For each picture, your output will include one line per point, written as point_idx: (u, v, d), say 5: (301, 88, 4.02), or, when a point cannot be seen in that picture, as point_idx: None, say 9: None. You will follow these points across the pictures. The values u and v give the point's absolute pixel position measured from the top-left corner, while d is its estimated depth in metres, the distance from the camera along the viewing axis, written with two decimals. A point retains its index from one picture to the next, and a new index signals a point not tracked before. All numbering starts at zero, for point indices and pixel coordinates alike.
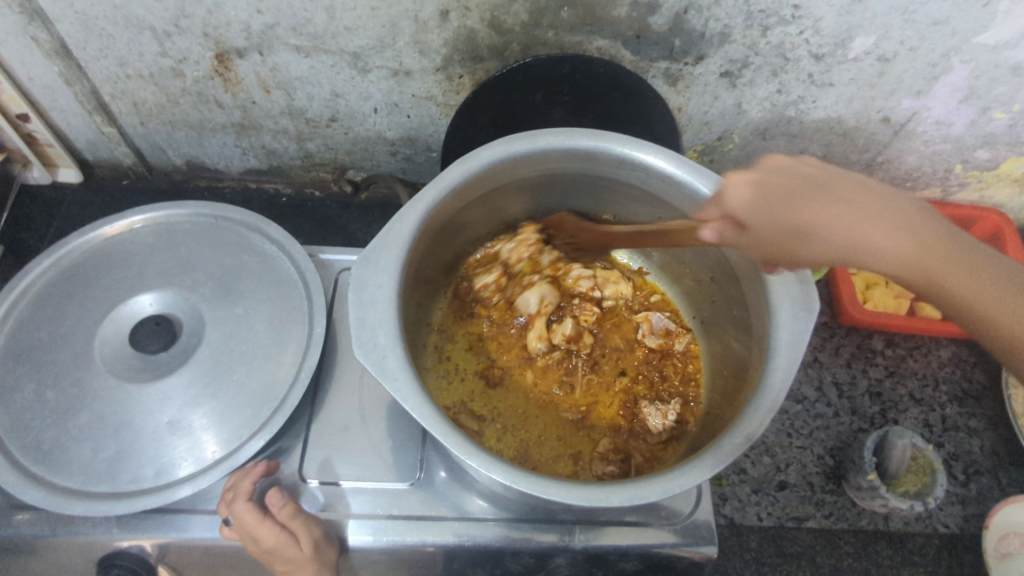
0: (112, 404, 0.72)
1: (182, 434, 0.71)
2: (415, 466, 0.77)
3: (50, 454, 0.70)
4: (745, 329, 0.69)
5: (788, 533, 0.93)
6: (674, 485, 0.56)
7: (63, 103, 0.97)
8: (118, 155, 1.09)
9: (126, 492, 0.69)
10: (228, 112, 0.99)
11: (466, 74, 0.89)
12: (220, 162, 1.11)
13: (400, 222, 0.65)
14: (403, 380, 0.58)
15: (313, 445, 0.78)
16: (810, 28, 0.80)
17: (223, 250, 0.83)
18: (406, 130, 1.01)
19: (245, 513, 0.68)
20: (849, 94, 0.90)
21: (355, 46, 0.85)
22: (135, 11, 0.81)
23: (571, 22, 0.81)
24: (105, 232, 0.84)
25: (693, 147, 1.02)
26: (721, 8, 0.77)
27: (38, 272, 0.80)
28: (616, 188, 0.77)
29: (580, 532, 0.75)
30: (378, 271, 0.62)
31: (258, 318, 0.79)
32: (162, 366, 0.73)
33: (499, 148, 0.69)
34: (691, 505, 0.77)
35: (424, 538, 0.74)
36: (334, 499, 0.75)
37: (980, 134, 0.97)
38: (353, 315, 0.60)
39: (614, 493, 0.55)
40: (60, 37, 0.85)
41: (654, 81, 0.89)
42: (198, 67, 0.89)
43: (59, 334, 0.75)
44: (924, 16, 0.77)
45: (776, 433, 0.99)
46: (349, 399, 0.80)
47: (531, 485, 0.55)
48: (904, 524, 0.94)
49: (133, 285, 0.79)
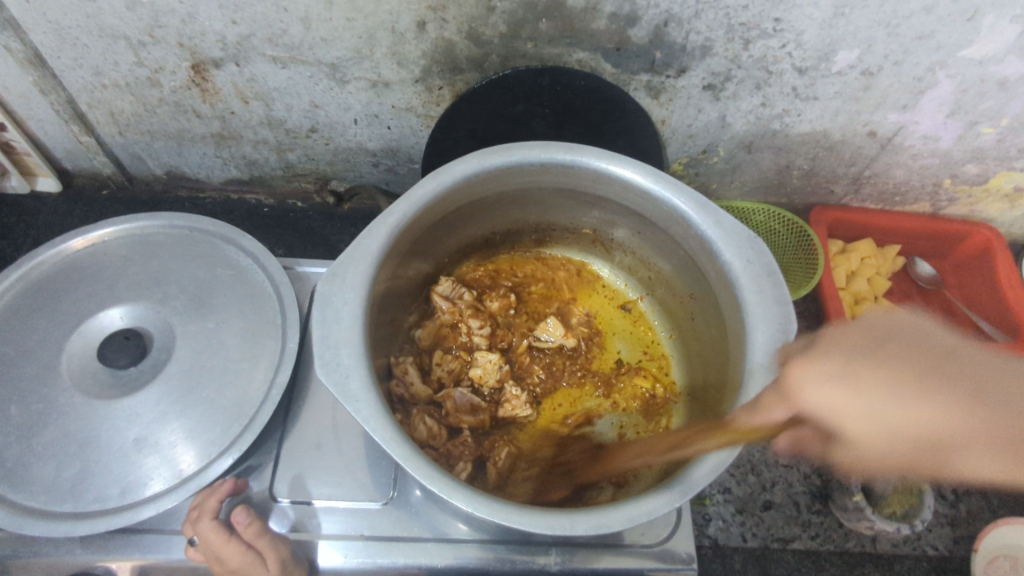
0: (77, 421, 0.70)
1: (148, 452, 0.70)
2: (389, 484, 0.76)
3: (13, 472, 0.68)
4: (723, 350, 0.68)
5: (773, 554, 0.91)
6: (643, 514, 0.54)
7: (40, 113, 0.96)
8: (98, 164, 1.08)
9: (91, 512, 0.67)
10: (207, 123, 0.98)
11: (445, 85, 0.88)
12: (201, 172, 1.10)
13: (369, 237, 0.63)
14: (365, 401, 0.56)
15: (284, 463, 0.76)
16: (793, 41, 0.78)
17: (197, 262, 0.82)
18: (387, 141, 0.99)
19: (211, 533, 0.67)
20: (834, 108, 0.89)
21: (332, 57, 0.84)
22: (108, 21, 0.79)
23: (550, 34, 0.79)
24: (78, 243, 0.82)
25: (678, 159, 1.00)
26: (702, 20, 0.76)
27: (8, 284, 0.79)
28: (596, 203, 0.76)
29: (557, 554, 0.74)
30: (344, 288, 0.61)
31: (230, 332, 0.77)
32: (130, 381, 0.72)
33: (473, 162, 0.68)
34: (670, 528, 0.76)
35: (396, 559, 0.73)
36: (305, 519, 0.74)
37: (969, 148, 0.95)
38: (317, 333, 0.58)
39: (578, 520, 0.53)
40: (33, 46, 0.84)
41: (635, 93, 0.88)
42: (175, 77, 0.88)
43: (27, 349, 0.74)
44: (908, 30, 0.76)
45: (762, 452, 0.97)
46: (321, 416, 0.79)
47: (494, 512, 0.53)
48: (892, 546, 0.92)
49: (103, 298, 0.78)
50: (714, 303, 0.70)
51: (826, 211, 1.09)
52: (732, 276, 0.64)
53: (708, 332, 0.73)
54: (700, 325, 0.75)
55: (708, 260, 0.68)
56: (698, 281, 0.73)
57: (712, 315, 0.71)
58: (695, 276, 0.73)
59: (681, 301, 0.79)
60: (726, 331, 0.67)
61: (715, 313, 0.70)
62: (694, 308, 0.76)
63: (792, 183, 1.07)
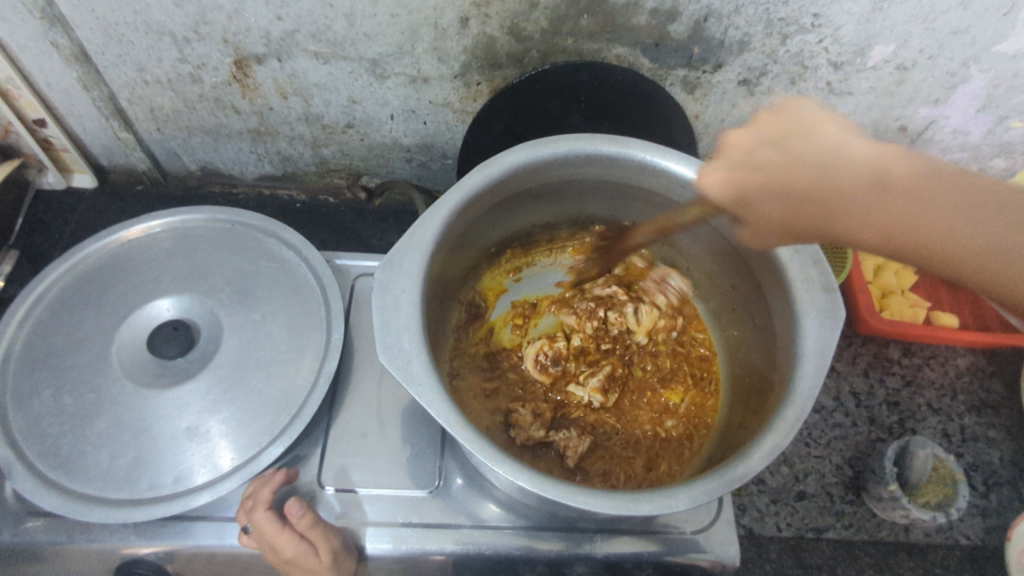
0: (130, 409, 0.71)
1: (200, 441, 0.70)
2: (433, 473, 0.77)
3: (68, 460, 0.69)
4: (769, 336, 0.69)
5: (808, 544, 0.92)
6: (703, 494, 0.55)
7: (80, 109, 0.97)
8: (133, 160, 1.09)
9: (145, 499, 0.68)
10: (244, 118, 0.99)
11: (484, 81, 0.89)
12: (235, 168, 1.11)
13: (423, 226, 0.64)
14: (428, 385, 0.57)
15: (331, 451, 0.77)
16: (830, 36, 0.80)
17: (241, 255, 0.83)
18: (422, 136, 1.01)
19: (265, 522, 0.68)
20: (867, 103, 0.90)
21: (374, 52, 0.85)
22: (156, 17, 0.81)
23: (591, 30, 0.81)
24: (123, 236, 0.84)
25: (709, 154, 1.02)
26: (742, 16, 0.77)
27: (56, 276, 0.80)
28: (637, 195, 0.77)
29: (601, 540, 0.75)
30: (401, 275, 0.62)
31: (276, 323, 0.78)
32: (180, 371, 0.73)
33: (522, 153, 0.69)
34: (711, 515, 0.77)
35: (442, 546, 0.73)
36: (353, 506, 0.74)
37: (997, 143, 0.97)
38: (377, 319, 0.59)
39: (642, 501, 0.54)
40: (79, 42, 0.85)
41: (671, 88, 0.89)
42: (217, 73, 0.90)
43: (78, 339, 0.75)
44: (944, 25, 0.77)
45: (794, 444, 0.98)
46: (366, 405, 0.80)
47: (559, 492, 0.54)
48: (924, 535, 0.93)
49: (151, 290, 0.79)
50: (758, 293, 0.71)
51: None
52: (778, 265, 0.66)
53: (751, 322, 0.74)
54: (743, 315, 0.76)
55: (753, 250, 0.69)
56: (741, 272, 0.74)
57: (755, 305, 0.73)
58: (736, 265, 0.74)
59: (721, 291, 0.80)
60: (771, 319, 0.69)
61: (759, 302, 0.71)
62: (736, 298, 0.77)
63: None
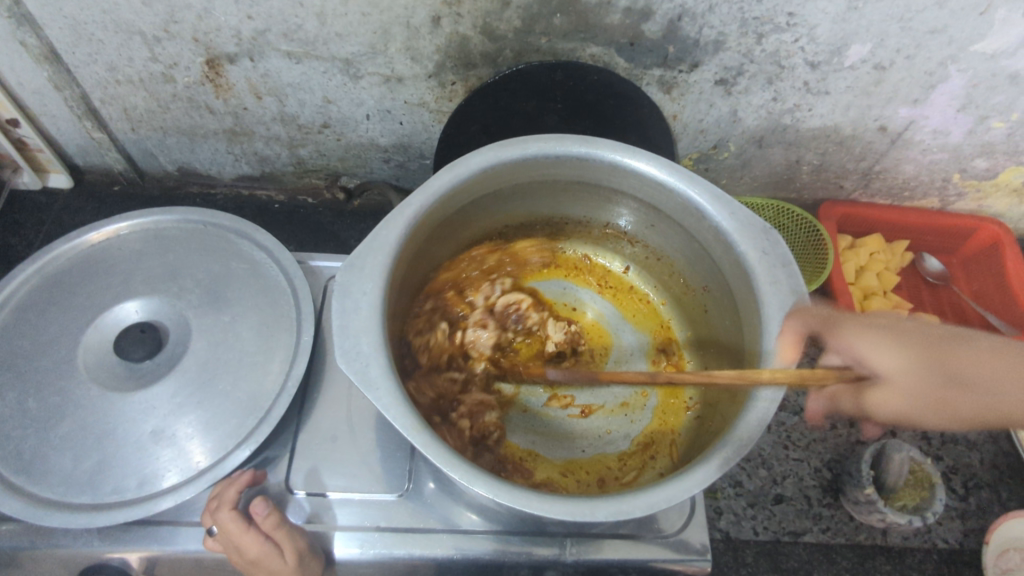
0: (94, 413, 0.70)
1: (165, 444, 0.70)
2: (403, 476, 0.76)
3: (31, 464, 0.68)
4: (738, 340, 0.68)
5: (785, 548, 0.91)
6: (661, 501, 0.54)
7: (52, 108, 0.96)
8: (109, 161, 1.08)
9: (108, 503, 0.67)
10: (219, 119, 0.98)
11: (459, 81, 0.88)
12: (213, 168, 1.10)
13: (387, 228, 0.64)
14: (386, 389, 0.57)
15: (300, 455, 0.76)
16: (806, 36, 0.79)
17: (211, 256, 0.82)
18: (399, 136, 1.00)
19: (231, 523, 0.67)
20: (845, 103, 0.89)
21: (346, 52, 0.84)
22: (124, 16, 0.80)
23: (564, 29, 0.80)
24: (91, 238, 0.83)
25: (689, 155, 1.01)
26: (715, 15, 0.76)
27: (23, 278, 0.79)
28: (608, 197, 0.77)
29: (571, 545, 0.74)
30: (362, 278, 0.61)
31: (245, 325, 0.78)
32: (146, 374, 0.72)
33: (488, 154, 0.68)
34: (683, 519, 0.76)
35: (411, 550, 0.73)
36: (321, 510, 0.74)
37: (978, 143, 0.96)
38: (336, 322, 0.58)
39: (600, 507, 0.54)
40: (49, 42, 0.84)
41: (648, 88, 0.88)
42: (189, 72, 0.89)
43: (43, 342, 0.74)
44: (921, 24, 0.76)
45: (773, 446, 0.97)
46: (336, 409, 0.79)
47: (515, 498, 0.54)
48: (903, 539, 0.92)
49: (118, 292, 0.78)
50: (728, 297, 0.71)
51: (835, 207, 1.10)
52: (747, 267, 0.65)
53: (722, 325, 0.73)
54: (715, 318, 0.75)
55: (722, 252, 0.69)
56: (712, 275, 0.73)
57: (726, 309, 0.72)
58: (708, 268, 0.73)
59: (693, 295, 0.79)
60: (741, 323, 0.68)
61: (729, 306, 0.71)
62: (708, 302, 0.76)
63: (801, 179, 1.07)
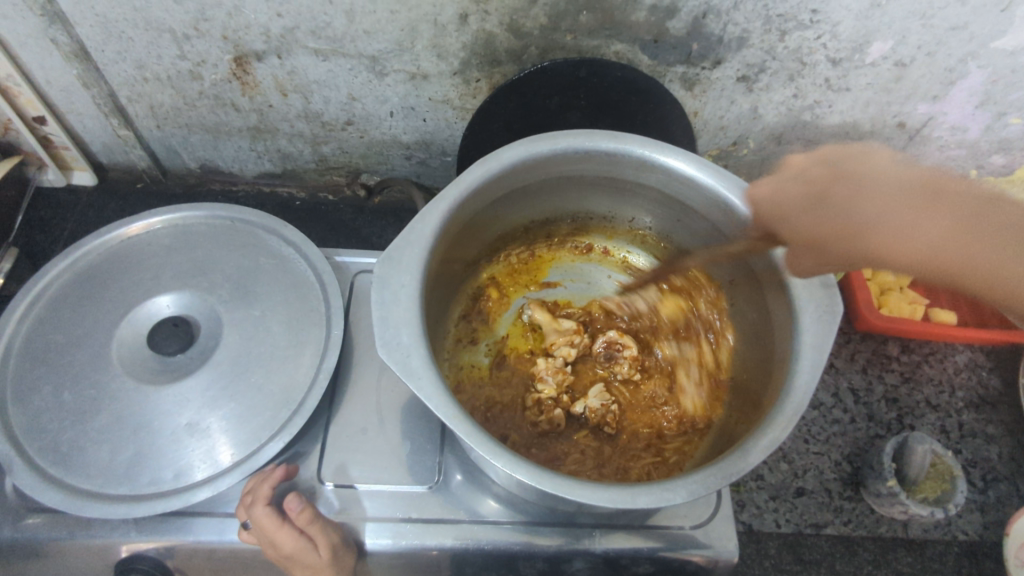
0: (129, 405, 0.71)
1: (199, 436, 0.71)
2: (432, 469, 0.77)
3: (68, 456, 0.69)
4: (767, 334, 0.69)
5: (807, 540, 0.92)
6: (701, 488, 0.55)
7: (80, 106, 0.97)
8: (133, 158, 1.09)
9: (145, 494, 0.68)
10: (244, 116, 0.99)
11: (483, 78, 0.89)
12: (235, 166, 1.11)
13: (422, 221, 0.65)
14: (426, 378, 0.57)
15: (330, 447, 0.77)
16: (828, 32, 0.80)
17: (240, 251, 0.83)
18: (421, 134, 1.01)
19: (264, 518, 0.68)
20: (865, 99, 0.90)
21: (374, 49, 0.85)
22: (156, 14, 0.81)
23: (590, 26, 0.81)
24: (122, 233, 0.84)
25: (708, 151, 1.02)
26: (740, 12, 0.77)
27: (56, 273, 0.80)
28: (635, 192, 0.78)
29: (600, 535, 0.75)
30: (401, 270, 0.62)
31: (275, 319, 0.79)
32: (180, 367, 0.73)
33: (521, 149, 0.69)
34: (710, 510, 0.77)
35: (441, 541, 0.73)
36: (352, 502, 0.74)
37: (996, 139, 0.97)
38: (376, 314, 0.59)
39: (640, 494, 0.55)
40: (79, 39, 0.85)
41: (670, 85, 0.89)
42: (216, 70, 0.90)
43: (77, 336, 0.75)
44: (942, 21, 0.77)
45: (793, 440, 0.98)
46: (365, 402, 0.80)
47: (557, 485, 0.54)
48: (923, 531, 0.93)
49: (150, 287, 0.79)
50: (756, 289, 0.72)
51: None
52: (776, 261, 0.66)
53: (749, 318, 0.74)
54: (741, 309, 0.76)
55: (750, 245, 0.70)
56: (738, 266, 0.74)
57: (752, 299, 0.73)
58: (734, 262, 0.75)
59: (717, 286, 0.81)
60: (769, 314, 0.69)
61: (756, 298, 0.72)
62: (734, 296, 0.77)
63: None
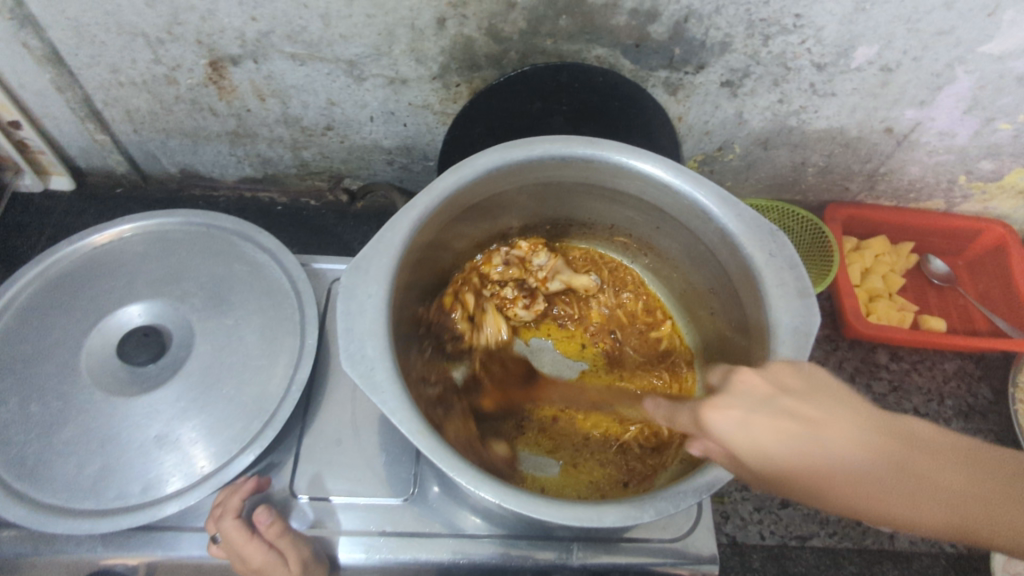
0: (97, 417, 0.70)
1: (169, 449, 0.69)
2: (408, 480, 0.75)
3: (34, 469, 0.68)
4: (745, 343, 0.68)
5: (792, 552, 0.91)
6: (670, 505, 0.54)
7: (55, 111, 0.96)
8: (112, 163, 1.08)
9: (112, 509, 0.67)
10: (222, 120, 0.97)
11: (463, 82, 0.88)
12: (215, 170, 1.10)
13: (392, 230, 0.63)
14: (391, 392, 0.56)
15: (304, 459, 0.75)
16: (812, 37, 0.78)
17: (215, 259, 0.82)
18: (403, 138, 0.99)
19: (234, 531, 0.67)
20: (852, 104, 0.89)
21: (350, 54, 0.83)
22: (127, 18, 0.79)
23: (570, 31, 0.79)
24: (94, 241, 0.82)
25: (694, 156, 1.00)
26: (722, 16, 0.76)
27: (25, 282, 0.78)
28: (614, 198, 0.76)
29: (578, 549, 0.73)
30: (368, 280, 0.60)
31: (249, 328, 0.77)
32: (149, 378, 0.71)
33: (493, 156, 0.68)
34: (690, 524, 0.75)
35: (418, 555, 0.72)
36: (326, 515, 0.73)
37: (984, 145, 0.95)
38: (342, 325, 0.58)
39: (608, 512, 0.53)
40: (51, 43, 0.84)
41: (653, 90, 0.88)
42: (192, 74, 0.88)
43: (46, 345, 0.74)
44: (927, 26, 0.76)
45: None
46: (341, 412, 0.78)
47: (522, 504, 0.53)
48: (910, 543, 0.92)
49: (122, 296, 0.78)
50: (734, 298, 0.70)
51: (841, 209, 1.09)
52: (754, 269, 0.64)
53: (728, 327, 0.73)
54: (720, 318, 0.75)
55: (728, 252, 0.68)
56: (717, 275, 0.73)
57: (731, 307, 0.72)
58: (713, 270, 0.73)
59: (699, 294, 0.79)
60: (747, 323, 0.67)
61: (735, 306, 0.70)
62: (714, 303, 0.76)
63: (806, 180, 1.07)
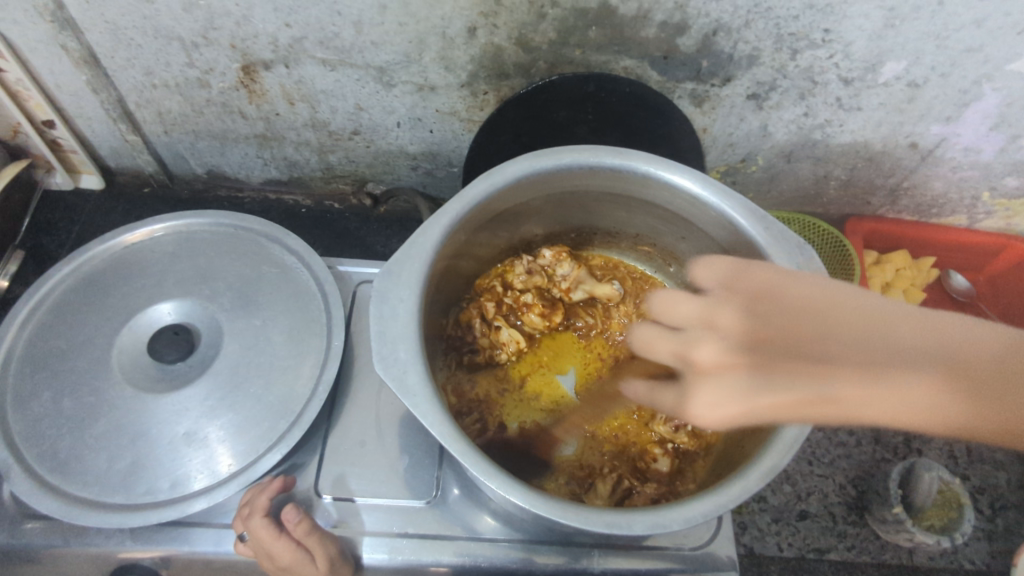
0: (128, 413, 0.71)
1: (197, 446, 0.70)
2: (431, 483, 0.76)
3: (65, 463, 0.69)
4: None
5: (810, 565, 0.90)
6: (698, 514, 0.54)
7: (89, 111, 0.97)
8: (141, 163, 1.09)
9: (141, 504, 0.68)
10: (251, 123, 0.99)
11: (491, 90, 0.89)
12: (241, 172, 1.11)
13: (423, 235, 0.64)
14: (422, 395, 0.57)
15: (328, 460, 0.76)
16: (840, 52, 0.79)
17: (243, 260, 0.83)
18: (428, 144, 1.01)
19: (261, 530, 0.67)
20: (877, 119, 0.89)
21: (381, 61, 0.85)
22: (164, 22, 0.81)
23: (599, 42, 0.80)
24: (126, 240, 0.84)
25: (716, 168, 1.01)
26: (751, 30, 0.77)
27: (59, 278, 0.80)
28: (640, 207, 0.77)
29: (598, 556, 0.74)
30: (400, 285, 0.61)
31: (276, 329, 0.78)
32: (179, 376, 0.73)
33: (524, 164, 0.68)
34: (710, 534, 0.76)
35: (438, 557, 0.73)
36: (349, 515, 0.74)
37: (1010, 161, 0.95)
38: (375, 328, 0.59)
39: (636, 519, 0.54)
40: (89, 45, 0.86)
41: (679, 101, 0.88)
42: (224, 78, 0.90)
43: (79, 342, 0.75)
44: (956, 43, 0.76)
45: (797, 462, 0.97)
46: (364, 414, 0.79)
47: (550, 508, 0.54)
48: (928, 559, 0.92)
49: (153, 294, 0.79)
50: None
51: (862, 222, 1.10)
52: None
53: None
54: None
55: None
56: None
57: None
58: None
59: None
60: None
61: None
62: None
63: (828, 193, 1.07)
